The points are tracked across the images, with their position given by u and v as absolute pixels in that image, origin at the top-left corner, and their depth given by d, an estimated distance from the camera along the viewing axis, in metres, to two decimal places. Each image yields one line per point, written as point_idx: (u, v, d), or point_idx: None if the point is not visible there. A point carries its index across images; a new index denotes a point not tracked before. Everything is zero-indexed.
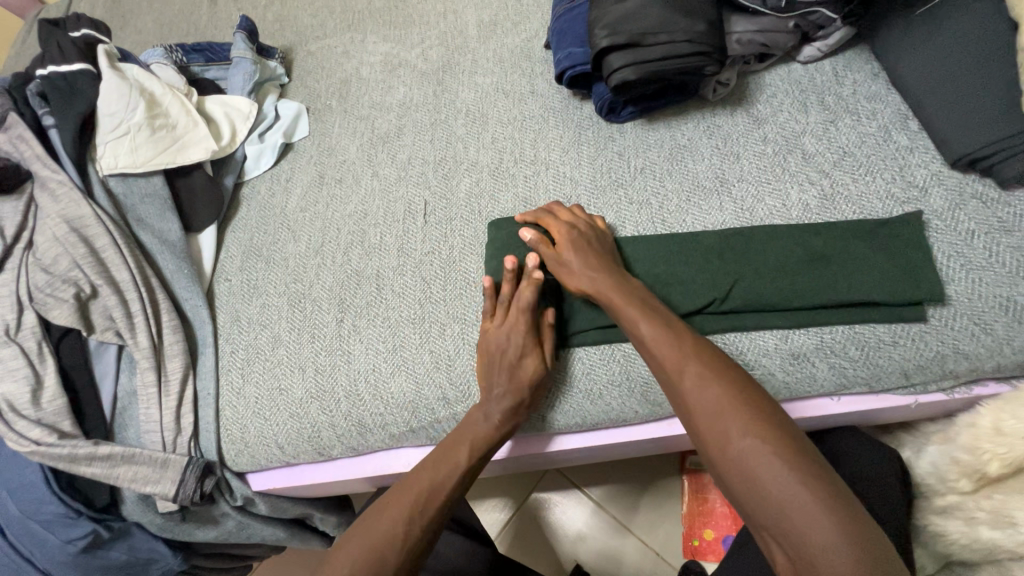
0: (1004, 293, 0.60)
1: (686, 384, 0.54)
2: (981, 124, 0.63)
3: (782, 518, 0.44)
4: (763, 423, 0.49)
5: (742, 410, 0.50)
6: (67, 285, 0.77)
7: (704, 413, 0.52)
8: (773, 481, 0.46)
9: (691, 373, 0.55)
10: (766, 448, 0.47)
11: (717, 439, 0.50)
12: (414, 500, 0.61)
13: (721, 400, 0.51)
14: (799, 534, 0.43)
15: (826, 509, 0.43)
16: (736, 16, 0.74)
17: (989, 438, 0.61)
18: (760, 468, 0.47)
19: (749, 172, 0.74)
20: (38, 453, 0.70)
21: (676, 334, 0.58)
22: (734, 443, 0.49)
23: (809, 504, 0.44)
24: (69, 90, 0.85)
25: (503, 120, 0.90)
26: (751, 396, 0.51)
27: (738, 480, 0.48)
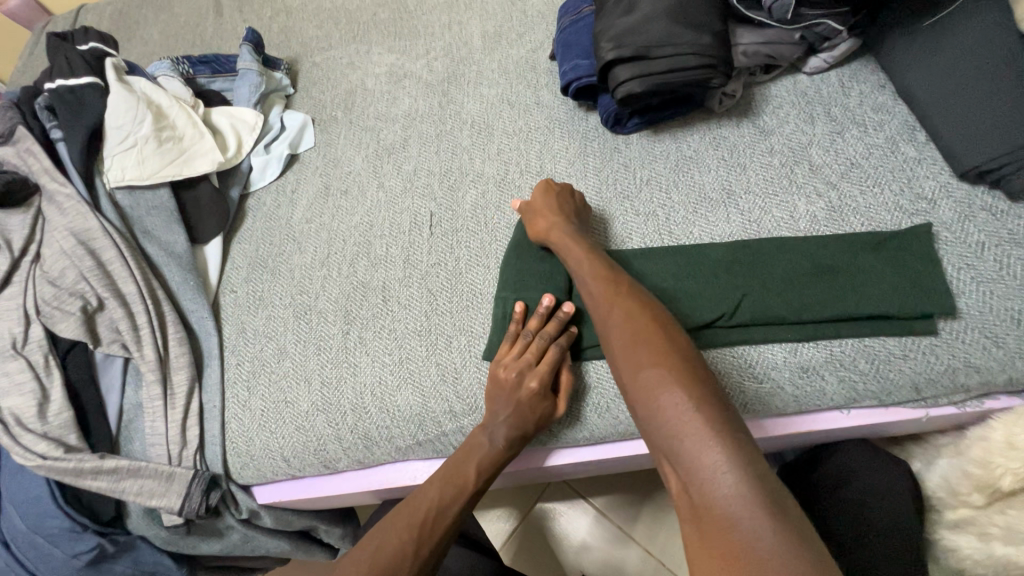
0: (1016, 306, 0.60)
1: (610, 325, 0.59)
2: (989, 136, 0.62)
3: (674, 436, 0.47)
4: (672, 357, 0.53)
5: (654, 347, 0.54)
6: (74, 298, 0.77)
7: (623, 350, 0.56)
8: (670, 405, 0.49)
9: (615, 315, 0.59)
10: (669, 376, 0.51)
11: (644, 395, 0.51)
12: (421, 526, 0.62)
13: (635, 339, 0.56)
14: (686, 452, 0.46)
15: (710, 427, 0.46)
16: (742, 27, 0.74)
17: (1002, 453, 0.61)
18: (660, 394, 0.50)
19: (756, 183, 0.74)
20: (44, 468, 0.70)
21: (607, 283, 0.63)
22: (643, 371, 0.53)
23: (718, 455, 0.44)
24: (76, 103, 0.86)
25: (508, 131, 0.90)
26: (667, 336, 0.56)
27: (659, 433, 0.49)
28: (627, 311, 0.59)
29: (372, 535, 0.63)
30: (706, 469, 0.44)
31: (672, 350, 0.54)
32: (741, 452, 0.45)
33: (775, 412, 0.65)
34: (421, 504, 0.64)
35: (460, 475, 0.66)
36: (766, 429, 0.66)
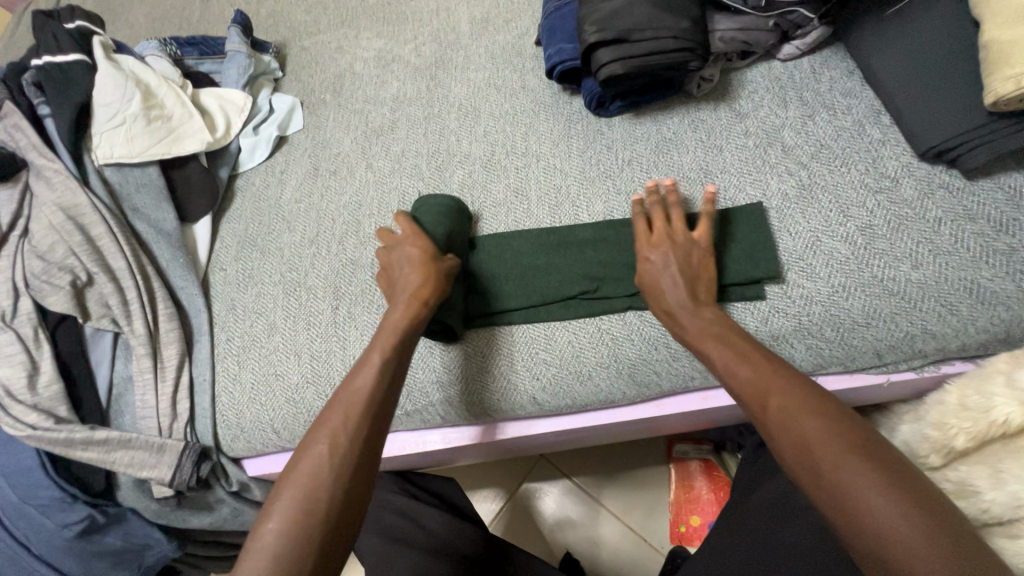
0: (968, 277, 0.64)
1: (743, 379, 0.56)
2: (947, 118, 0.66)
3: (843, 500, 0.45)
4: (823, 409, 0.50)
5: (801, 399, 0.52)
6: (63, 272, 0.77)
7: (775, 412, 0.52)
8: (835, 467, 0.46)
9: (748, 368, 0.56)
10: (835, 435, 0.48)
11: (808, 465, 0.48)
12: (354, 419, 0.58)
13: (788, 404, 0.51)
14: (860, 515, 0.44)
15: (905, 502, 0.43)
16: (718, 14, 0.78)
17: (955, 414, 0.65)
18: (819, 454, 0.48)
19: (731, 164, 0.77)
20: (35, 437, 0.71)
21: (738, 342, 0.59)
22: (810, 440, 0.49)
23: (912, 535, 0.42)
24: (65, 80, 0.86)
25: (495, 114, 0.92)
26: (809, 387, 0.53)
27: (832, 508, 0.46)
28: (761, 363, 0.56)
29: (302, 447, 0.57)
30: (905, 550, 0.41)
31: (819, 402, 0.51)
32: (936, 517, 0.42)
33: None
34: (343, 400, 0.60)
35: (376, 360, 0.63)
36: None
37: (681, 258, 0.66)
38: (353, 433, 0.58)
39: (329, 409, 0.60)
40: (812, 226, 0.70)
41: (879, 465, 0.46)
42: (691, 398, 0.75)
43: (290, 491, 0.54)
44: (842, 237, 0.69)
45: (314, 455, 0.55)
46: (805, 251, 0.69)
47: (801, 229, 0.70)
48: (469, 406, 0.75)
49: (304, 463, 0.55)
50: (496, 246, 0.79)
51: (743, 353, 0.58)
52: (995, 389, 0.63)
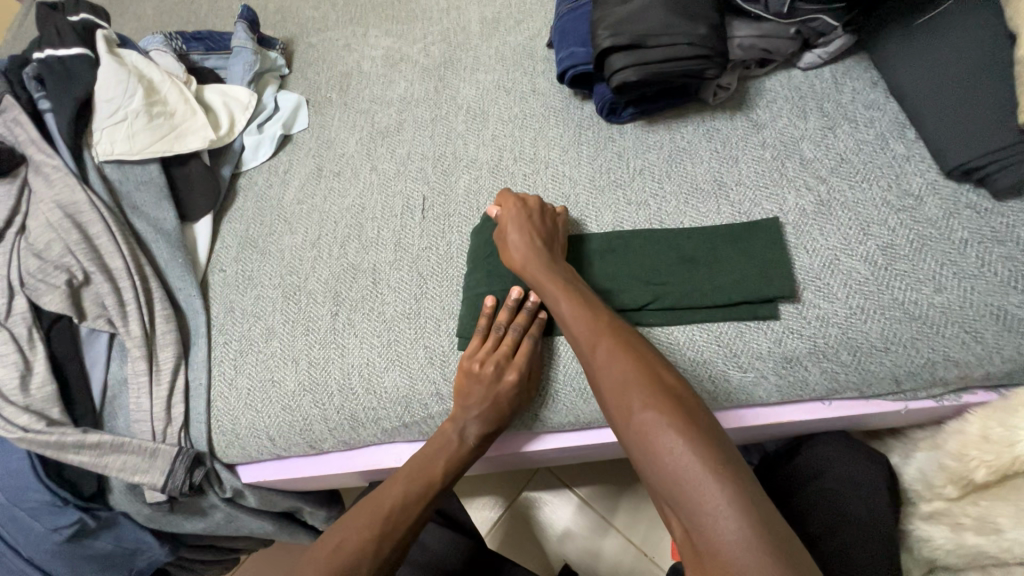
0: (995, 302, 0.61)
1: (600, 367, 0.58)
2: (976, 135, 0.63)
3: (675, 484, 0.46)
4: (666, 394, 0.52)
5: (644, 386, 0.53)
6: (59, 271, 0.76)
7: (600, 360, 0.58)
8: (668, 450, 0.47)
9: (603, 355, 0.58)
10: (642, 381, 0.54)
11: (621, 410, 0.53)
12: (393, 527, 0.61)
13: (609, 353, 0.58)
14: (659, 456, 0.48)
15: (690, 438, 0.47)
16: (738, 20, 0.75)
17: (976, 445, 0.62)
18: (656, 439, 0.49)
19: (748, 177, 0.74)
20: (25, 440, 0.69)
21: (584, 299, 0.65)
22: (623, 387, 0.54)
23: (698, 473, 0.45)
24: (66, 74, 0.85)
25: (504, 118, 0.90)
26: (662, 373, 0.55)
27: (636, 448, 0.51)
28: (614, 350, 0.58)
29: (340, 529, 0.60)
30: (684, 477, 0.46)
31: (666, 389, 0.53)
32: (719, 452, 0.47)
33: (757, 401, 0.66)
34: (391, 499, 0.63)
35: (428, 474, 0.66)
36: (748, 418, 0.67)
37: (529, 245, 0.69)
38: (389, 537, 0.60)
39: (388, 496, 0.64)
40: (830, 243, 0.67)
41: (681, 413, 0.50)
42: None
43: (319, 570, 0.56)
44: (862, 256, 0.66)
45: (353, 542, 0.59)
46: (822, 270, 0.66)
47: (819, 247, 0.68)
48: None
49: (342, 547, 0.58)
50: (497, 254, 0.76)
51: (594, 341, 0.60)
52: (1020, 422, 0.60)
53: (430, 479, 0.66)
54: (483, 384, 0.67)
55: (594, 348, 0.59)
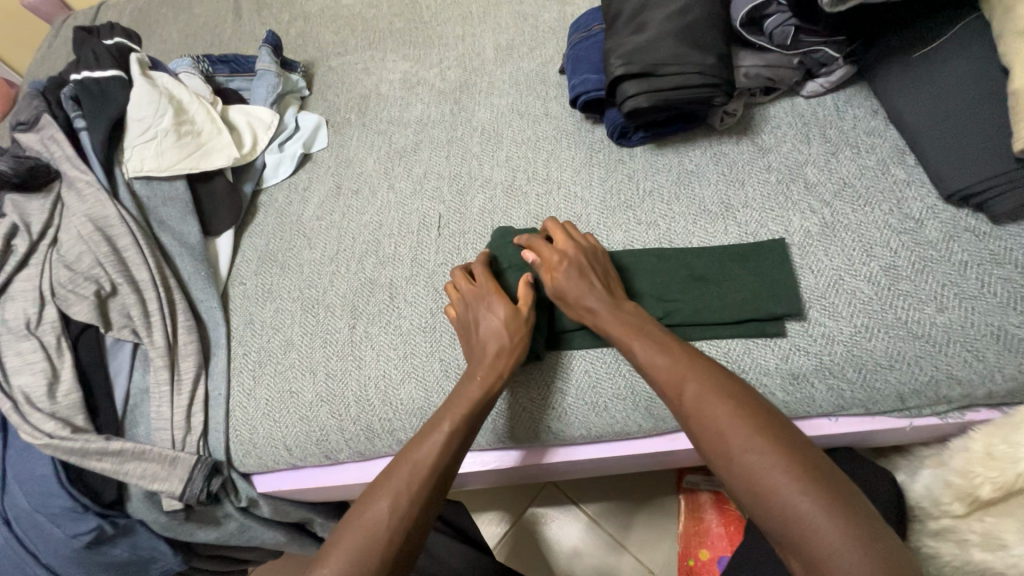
0: (995, 322, 0.63)
1: (691, 408, 0.56)
2: (974, 161, 0.66)
3: (795, 532, 0.46)
4: (771, 433, 0.51)
5: (746, 424, 0.52)
6: (89, 282, 0.79)
7: (688, 397, 0.57)
8: (785, 500, 0.47)
9: (692, 394, 0.56)
10: (738, 417, 0.52)
11: (719, 450, 0.52)
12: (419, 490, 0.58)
13: (696, 390, 0.56)
14: (772, 500, 0.47)
15: (803, 479, 0.47)
16: (744, 51, 0.78)
17: (981, 463, 0.63)
18: (770, 487, 0.48)
19: (754, 199, 0.77)
20: (50, 446, 0.71)
21: (649, 330, 0.64)
22: (718, 424, 0.53)
23: (818, 520, 0.45)
24: (101, 94, 0.89)
25: (517, 140, 0.93)
26: (760, 408, 0.53)
27: (743, 491, 0.50)
28: (703, 388, 0.56)
29: (364, 505, 0.57)
30: (804, 519, 0.45)
31: (768, 424, 0.51)
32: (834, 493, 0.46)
33: None
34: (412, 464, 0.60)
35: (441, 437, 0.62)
36: None
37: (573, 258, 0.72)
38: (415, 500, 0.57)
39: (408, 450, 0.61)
40: (834, 264, 0.70)
41: (789, 452, 0.49)
42: None
43: (345, 552, 0.54)
44: (865, 276, 0.68)
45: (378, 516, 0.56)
46: (827, 290, 0.69)
47: (824, 267, 0.70)
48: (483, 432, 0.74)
49: (360, 525, 0.56)
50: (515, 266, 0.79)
51: (678, 381, 0.58)
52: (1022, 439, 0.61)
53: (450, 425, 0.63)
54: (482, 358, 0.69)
55: (680, 391, 0.58)
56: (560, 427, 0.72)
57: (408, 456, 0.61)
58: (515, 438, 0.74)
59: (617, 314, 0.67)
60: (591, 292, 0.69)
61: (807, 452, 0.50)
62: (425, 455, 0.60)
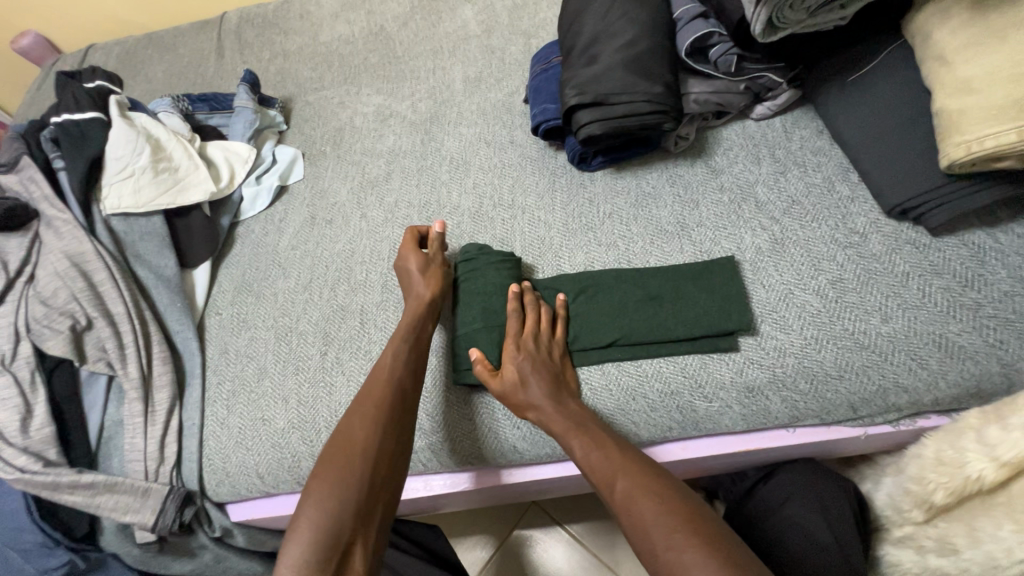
0: (937, 331, 0.65)
1: (622, 506, 0.57)
2: (909, 177, 0.69)
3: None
4: (694, 531, 0.52)
5: (672, 522, 0.53)
6: (64, 317, 0.81)
7: (620, 496, 0.58)
8: None
9: (622, 492, 0.58)
10: (663, 515, 0.54)
11: (647, 548, 0.54)
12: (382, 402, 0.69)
13: (628, 488, 0.58)
14: None
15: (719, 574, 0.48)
16: (693, 78, 0.82)
17: (933, 468, 0.64)
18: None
19: (708, 218, 0.80)
20: (21, 481, 0.72)
21: (589, 426, 0.65)
22: (645, 522, 0.55)
23: None
24: (80, 135, 0.92)
25: (484, 167, 0.97)
26: (687, 506, 0.55)
27: None
28: (634, 486, 0.58)
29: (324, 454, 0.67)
30: None
31: (692, 521, 0.53)
32: None
33: (723, 429, 0.70)
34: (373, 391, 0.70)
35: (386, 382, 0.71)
36: (715, 447, 0.71)
37: (526, 357, 0.70)
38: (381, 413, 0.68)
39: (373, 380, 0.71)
40: (784, 278, 0.72)
41: (709, 547, 0.51)
42: (673, 446, 0.73)
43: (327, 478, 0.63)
44: (814, 290, 0.71)
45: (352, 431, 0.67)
46: (778, 304, 0.71)
47: (775, 282, 0.72)
48: (450, 454, 0.75)
49: (334, 464, 0.64)
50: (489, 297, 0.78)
51: (611, 477, 0.60)
52: (969, 445, 0.62)
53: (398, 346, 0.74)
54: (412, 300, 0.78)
55: (612, 485, 0.59)
56: (528, 445, 0.74)
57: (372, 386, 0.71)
58: (483, 458, 0.75)
59: (557, 412, 0.66)
60: (535, 391, 0.67)
61: (731, 550, 0.51)
62: (383, 372, 0.72)
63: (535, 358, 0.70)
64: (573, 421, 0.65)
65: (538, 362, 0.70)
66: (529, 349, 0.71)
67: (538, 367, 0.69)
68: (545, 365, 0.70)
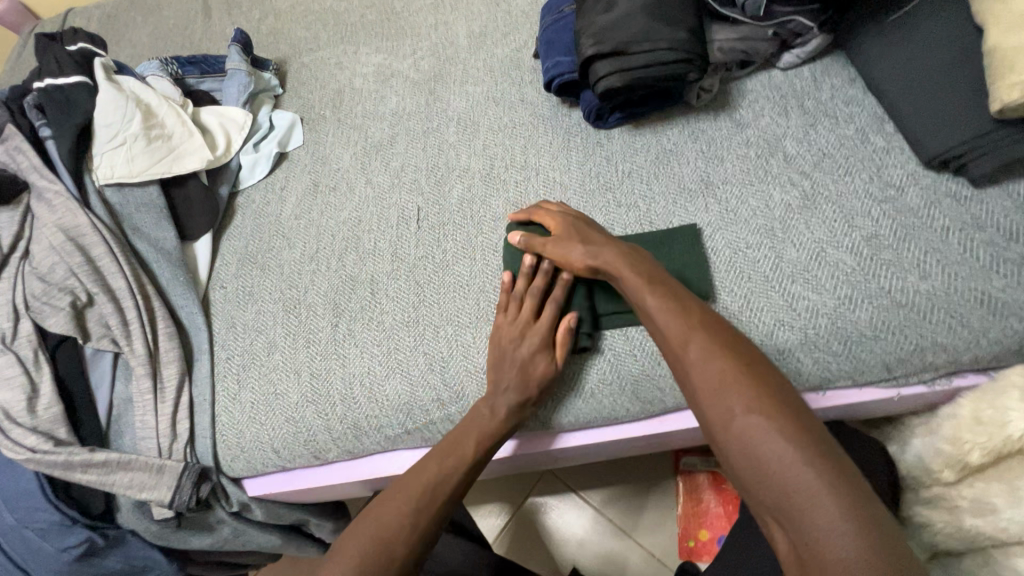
0: (979, 287, 0.62)
1: (692, 367, 0.56)
2: (952, 125, 0.65)
3: (784, 492, 0.46)
4: (774, 398, 0.50)
5: (751, 387, 0.51)
6: (64, 293, 0.78)
7: (692, 355, 0.56)
8: (783, 465, 0.46)
9: (696, 352, 0.56)
10: (742, 380, 0.52)
11: (720, 410, 0.52)
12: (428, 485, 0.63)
13: (704, 349, 0.55)
14: (768, 465, 0.47)
15: (801, 445, 0.47)
16: (717, 24, 0.77)
17: (969, 428, 0.63)
18: (772, 452, 0.47)
19: (734, 174, 0.76)
20: (33, 460, 0.71)
21: (661, 282, 0.63)
22: (721, 386, 0.52)
23: (817, 489, 0.44)
24: (65, 101, 0.87)
25: (494, 127, 0.92)
26: (766, 374, 0.53)
27: (741, 457, 0.49)
28: (710, 349, 0.55)
29: (371, 510, 0.62)
30: (796, 483, 0.45)
31: (776, 396, 0.50)
32: (835, 465, 0.46)
33: None
34: (431, 466, 0.65)
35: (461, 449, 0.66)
36: None
37: (575, 230, 0.71)
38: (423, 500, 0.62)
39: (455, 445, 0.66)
40: (816, 236, 0.69)
41: (789, 418, 0.49)
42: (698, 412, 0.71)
43: (359, 537, 0.59)
44: (848, 247, 0.67)
45: (395, 503, 0.61)
46: (810, 263, 0.68)
47: (806, 240, 0.69)
48: None
49: (371, 524, 0.60)
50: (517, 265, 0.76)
51: (686, 340, 0.57)
52: (1009, 404, 0.60)
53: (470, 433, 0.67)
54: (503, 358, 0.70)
55: (684, 343, 0.57)
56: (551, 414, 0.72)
57: (449, 453, 0.66)
58: None
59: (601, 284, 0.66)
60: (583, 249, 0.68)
61: (810, 422, 0.49)
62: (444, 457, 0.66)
63: (584, 228, 0.71)
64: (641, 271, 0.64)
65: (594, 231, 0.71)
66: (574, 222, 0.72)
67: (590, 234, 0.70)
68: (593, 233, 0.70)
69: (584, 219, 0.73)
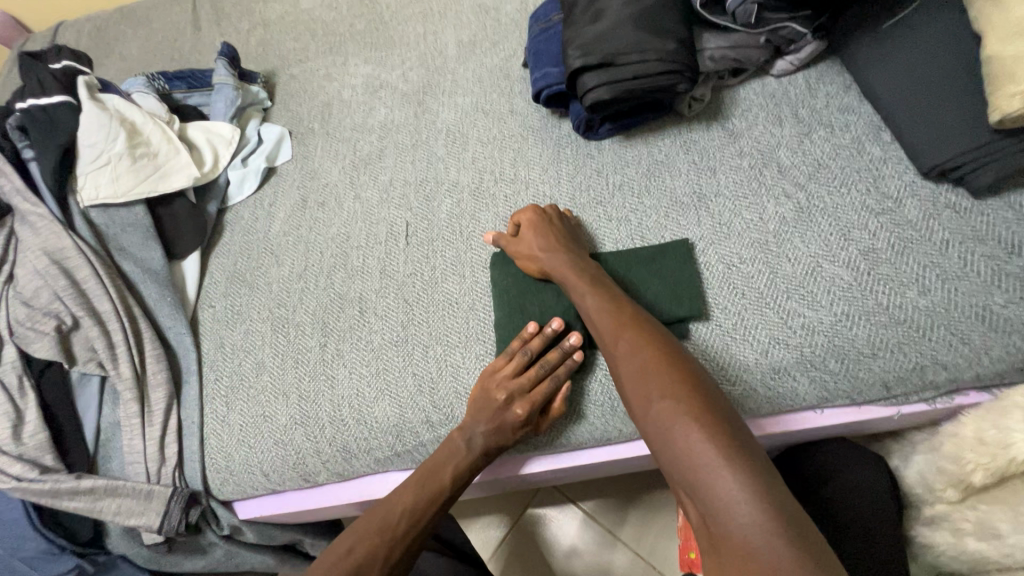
0: (980, 303, 0.60)
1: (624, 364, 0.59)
2: (951, 135, 0.63)
3: (693, 475, 0.47)
4: (687, 383, 0.53)
5: (668, 375, 0.54)
6: (48, 318, 0.77)
7: (621, 349, 0.60)
8: (687, 443, 0.49)
9: (625, 344, 0.59)
10: (660, 368, 0.55)
11: (640, 397, 0.55)
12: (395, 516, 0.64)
13: (631, 341, 0.59)
14: (675, 444, 0.50)
15: (703, 423, 0.49)
16: (708, 32, 0.75)
17: (972, 448, 0.61)
18: (677, 432, 0.50)
19: (726, 186, 0.74)
20: (18, 489, 0.70)
21: (604, 284, 0.67)
22: (642, 375, 0.56)
23: (715, 462, 0.46)
24: (48, 121, 0.85)
25: (483, 139, 0.90)
26: (683, 364, 0.56)
27: (656, 439, 0.52)
28: (636, 340, 0.59)
29: (341, 538, 0.63)
30: (698, 458, 0.47)
31: (689, 381, 0.53)
32: (733, 441, 0.48)
33: (747, 415, 0.65)
34: (401, 496, 0.65)
35: (437, 479, 0.66)
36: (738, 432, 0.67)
37: (546, 238, 0.72)
38: (391, 529, 0.63)
39: (428, 476, 0.67)
40: (811, 250, 0.67)
41: (699, 401, 0.51)
42: None
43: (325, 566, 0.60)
44: (844, 262, 0.66)
45: (363, 531, 0.62)
46: (805, 279, 0.66)
47: (801, 255, 0.67)
48: None
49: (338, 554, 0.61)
50: (508, 285, 0.75)
51: (616, 335, 0.61)
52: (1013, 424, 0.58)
53: (441, 465, 0.67)
54: (494, 409, 0.67)
55: (615, 337, 0.61)
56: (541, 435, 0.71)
57: (421, 482, 0.66)
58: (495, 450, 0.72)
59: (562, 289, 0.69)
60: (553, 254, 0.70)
61: (719, 405, 0.52)
62: (415, 485, 0.66)
63: (551, 233, 0.73)
64: (587, 275, 0.68)
65: (563, 236, 0.73)
66: (552, 225, 0.74)
67: (561, 238, 0.73)
68: (560, 236, 0.73)
69: (561, 228, 0.74)
